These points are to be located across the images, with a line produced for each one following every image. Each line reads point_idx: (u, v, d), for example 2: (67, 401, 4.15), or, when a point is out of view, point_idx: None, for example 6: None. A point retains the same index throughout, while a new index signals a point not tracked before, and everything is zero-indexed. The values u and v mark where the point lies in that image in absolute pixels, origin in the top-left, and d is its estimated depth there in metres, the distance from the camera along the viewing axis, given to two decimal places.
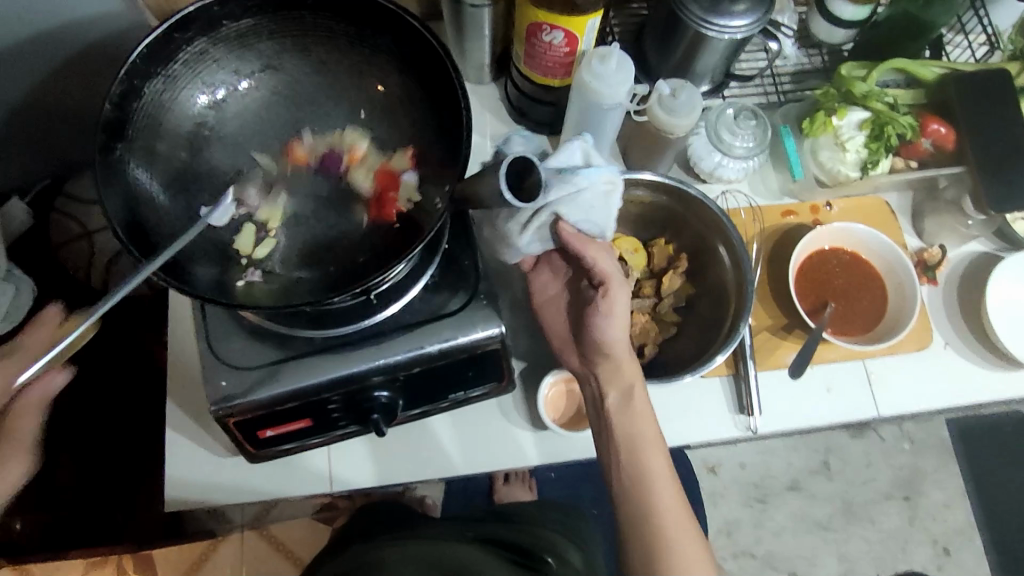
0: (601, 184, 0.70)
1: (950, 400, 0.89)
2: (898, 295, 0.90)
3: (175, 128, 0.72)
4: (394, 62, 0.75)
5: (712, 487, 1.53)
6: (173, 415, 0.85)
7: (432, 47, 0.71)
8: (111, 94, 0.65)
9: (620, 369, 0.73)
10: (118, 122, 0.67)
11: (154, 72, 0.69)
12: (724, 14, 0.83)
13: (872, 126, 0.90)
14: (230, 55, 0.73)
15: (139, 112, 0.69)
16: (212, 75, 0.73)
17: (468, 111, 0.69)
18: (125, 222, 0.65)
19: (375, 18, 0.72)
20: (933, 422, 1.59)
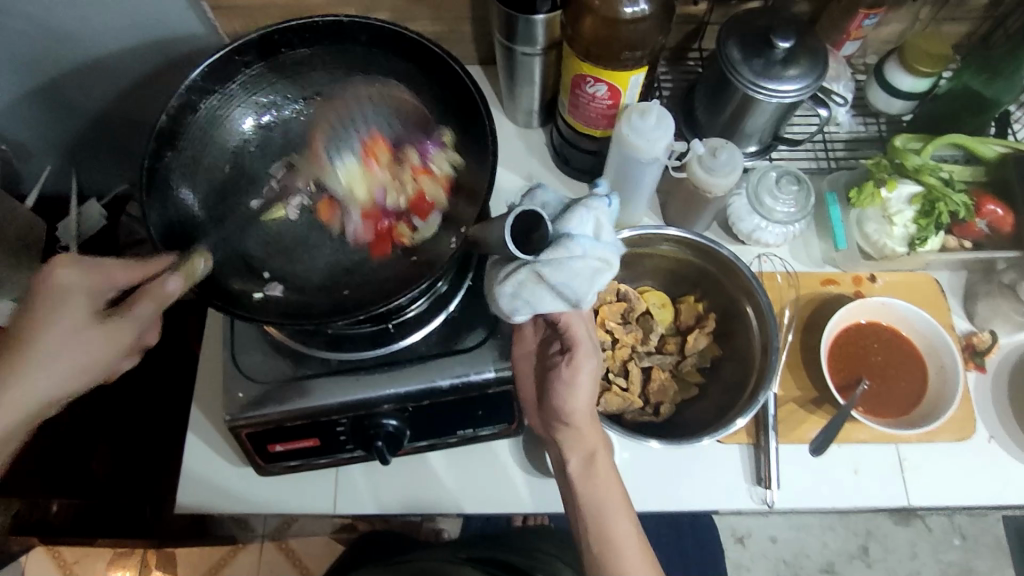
0: (592, 259, 0.63)
1: (991, 498, 0.83)
2: (939, 379, 0.85)
3: (222, 143, 0.78)
4: (433, 91, 0.81)
5: (738, 559, 1.46)
6: (197, 420, 0.88)
7: (465, 85, 0.77)
8: (169, 106, 0.73)
9: (584, 436, 0.72)
10: (170, 131, 0.74)
11: (211, 90, 0.76)
12: (774, 78, 0.83)
13: (923, 201, 0.87)
14: (284, 82, 0.80)
15: (192, 125, 0.76)
16: (264, 97, 0.80)
17: (494, 157, 0.73)
18: (162, 227, 0.71)
19: (422, 57, 0.79)
20: (989, 519, 1.47)
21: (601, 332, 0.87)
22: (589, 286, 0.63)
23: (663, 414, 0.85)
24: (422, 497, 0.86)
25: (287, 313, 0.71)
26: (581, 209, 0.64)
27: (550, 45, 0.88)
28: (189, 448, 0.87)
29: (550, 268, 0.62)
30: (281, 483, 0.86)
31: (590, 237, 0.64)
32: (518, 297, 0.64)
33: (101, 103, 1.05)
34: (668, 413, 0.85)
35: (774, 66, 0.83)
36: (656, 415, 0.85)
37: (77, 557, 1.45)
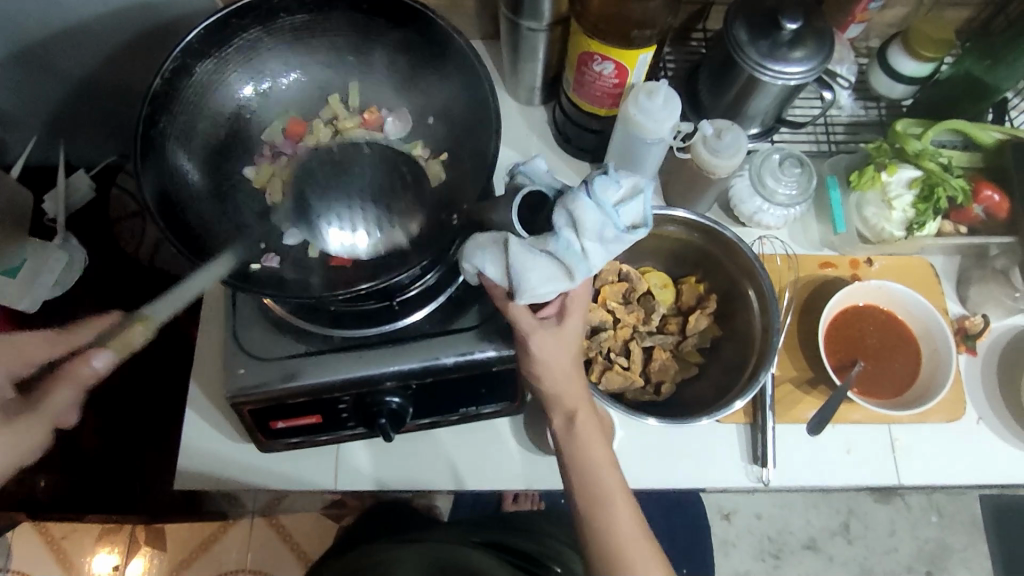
0: (549, 258, 0.63)
1: (978, 478, 0.85)
2: (932, 362, 0.87)
3: (219, 109, 0.78)
4: (429, 65, 0.81)
5: (724, 535, 1.48)
6: (195, 397, 0.87)
7: (465, 58, 0.77)
8: (165, 68, 0.70)
9: (564, 390, 0.68)
10: (164, 95, 0.71)
11: (207, 54, 0.74)
12: (780, 60, 0.83)
13: (922, 186, 0.88)
14: (281, 48, 0.80)
15: (185, 89, 0.74)
16: (259, 66, 0.80)
17: (497, 125, 0.73)
18: (157, 196, 0.68)
19: (421, 27, 0.78)
20: (966, 497, 1.52)
21: (603, 311, 0.87)
22: (538, 283, 0.63)
23: (664, 393, 0.86)
24: (422, 474, 0.86)
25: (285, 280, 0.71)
26: (563, 205, 0.63)
27: (556, 21, 0.87)
28: (187, 425, 0.86)
29: (509, 249, 0.63)
30: (281, 460, 0.86)
31: (568, 237, 0.62)
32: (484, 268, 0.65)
33: (90, 71, 1.02)
34: (668, 392, 0.86)
35: (780, 47, 0.82)
36: (656, 394, 0.86)
37: (64, 533, 1.44)
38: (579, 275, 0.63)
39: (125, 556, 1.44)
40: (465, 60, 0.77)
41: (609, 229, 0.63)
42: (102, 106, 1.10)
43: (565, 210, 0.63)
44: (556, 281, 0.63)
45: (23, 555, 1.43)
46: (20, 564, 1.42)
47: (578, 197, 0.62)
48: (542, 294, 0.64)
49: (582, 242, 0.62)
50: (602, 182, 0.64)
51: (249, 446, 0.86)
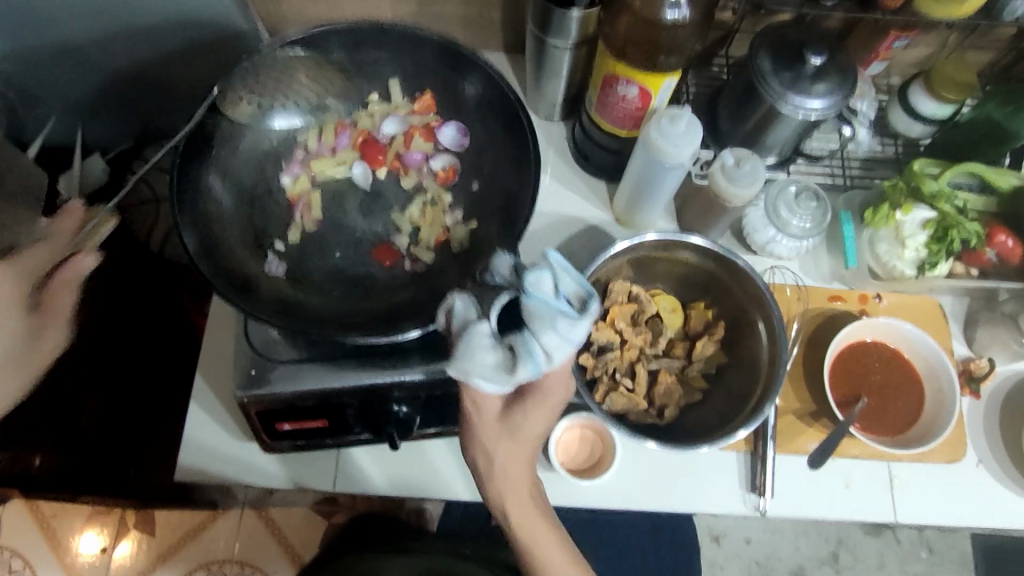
0: (500, 349, 0.60)
1: (974, 520, 0.86)
2: (935, 402, 0.87)
3: (264, 127, 0.81)
4: (479, 109, 0.85)
5: (712, 557, 1.48)
6: (200, 390, 0.88)
7: (511, 101, 0.81)
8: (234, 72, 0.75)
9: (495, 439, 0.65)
10: (227, 93, 0.76)
11: (281, 66, 0.79)
12: (802, 93, 0.83)
13: (936, 227, 0.89)
14: (334, 83, 0.84)
15: (245, 96, 0.77)
16: (321, 91, 0.83)
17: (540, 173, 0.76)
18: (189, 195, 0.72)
19: (468, 70, 0.83)
20: (958, 535, 1.52)
21: (611, 331, 0.88)
22: (483, 371, 0.58)
23: (666, 417, 0.86)
24: (420, 482, 0.86)
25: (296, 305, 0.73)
26: (531, 309, 0.60)
27: (583, 40, 0.87)
28: (190, 417, 0.86)
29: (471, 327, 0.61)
30: (282, 459, 0.86)
31: (532, 357, 0.59)
32: (450, 321, 0.63)
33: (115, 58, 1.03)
34: (671, 416, 0.86)
35: (803, 80, 0.83)
36: (658, 417, 0.87)
37: (54, 512, 1.44)
38: (525, 371, 0.59)
39: (113, 538, 1.44)
40: (512, 103, 0.80)
41: (561, 320, 0.59)
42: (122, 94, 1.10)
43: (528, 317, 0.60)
44: (501, 374, 0.59)
45: (12, 531, 1.43)
46: (8, 540, 1.42)
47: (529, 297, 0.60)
48: (483, 385, 0.59)
49: (543, 347, 0.59)
50: (542, 276, 0.61)
51: (250, 442, 0.87)
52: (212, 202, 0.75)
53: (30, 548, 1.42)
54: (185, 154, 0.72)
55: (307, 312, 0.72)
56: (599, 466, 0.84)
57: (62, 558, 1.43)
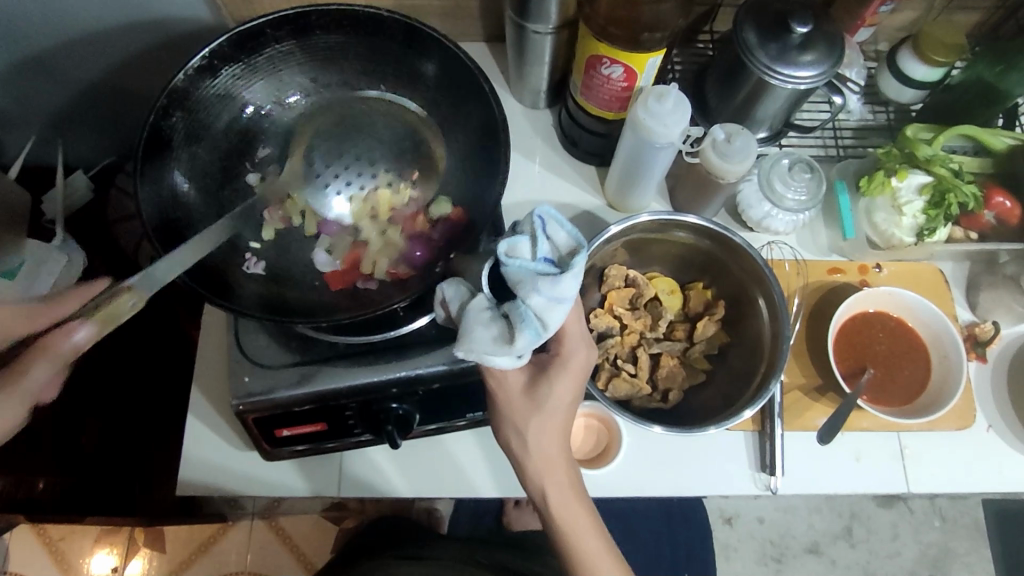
0: (499, 321, 0.61)
1: (988, 486, 0.85)
2: (943, 369, 0.86)
3: (222, 122, 0.79)
4: (448, 87, 0.82)
5: (726, 539, 1.48)
6: (197, 404, 0.86)
7: (473, 73, 0.77)
8: (189, 66, 0.72)
9: (525, 418, 0.64)
10: (183, 90, 0.73)
11: (237, 58, 0.76)
12: (789, 64, 0.81)
13: (933, 192, 0.87)
14: (293, 69, 0.82)
15: (202, 93, 0.75)
16: (275, 83, 0.81)
17: (506, 145, 0.73)
18: (152, 203, 0.70)
19: (424, 45, 0.79)
20: (970, 501, 1.51)
21: (610, 317, 0.87)
22: (482, 344, 0.60)
23: (671, 401, 0.85)
24: (427, 481, 0.85)
25: (271, 300, 0.72)
26: (511, 270, 0.61)
27: (564, 23, 0.86)
28: (188, 431, 0.85)
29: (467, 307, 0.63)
30: (284, 467, 0.85)
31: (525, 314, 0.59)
32: (450, 311, 0.67)
33: (91, 72, 1.01)
34: (676, 400, 0.85)
35: (790, 51, 0.81)
36: (664, 402, 0.85)
37: (62, 535, 1.43)
38: (524, 338, 0.59)
39: (124, 557, 1.43)
40: (476, 75, 0.77)
41: (544, 281, 0.59)
42: (100, 108, 1.09)
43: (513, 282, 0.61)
44: (502, 345, 0.59)
45: (19, 558, 1.41)
46: (18, 566, 1.41)
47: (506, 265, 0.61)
48: (489, 359, 0.59)
49: (533, 308, 0.59)
50: (519, 242, 0.62)
51: (251, 453, 0.85)
52: (180, 206, 0.74)
53: (40, 573, 1.41)
54: (147, 158, 0.71)
55: (283, 308, 0.72)
56: (605, 455, 0.83)
57: None
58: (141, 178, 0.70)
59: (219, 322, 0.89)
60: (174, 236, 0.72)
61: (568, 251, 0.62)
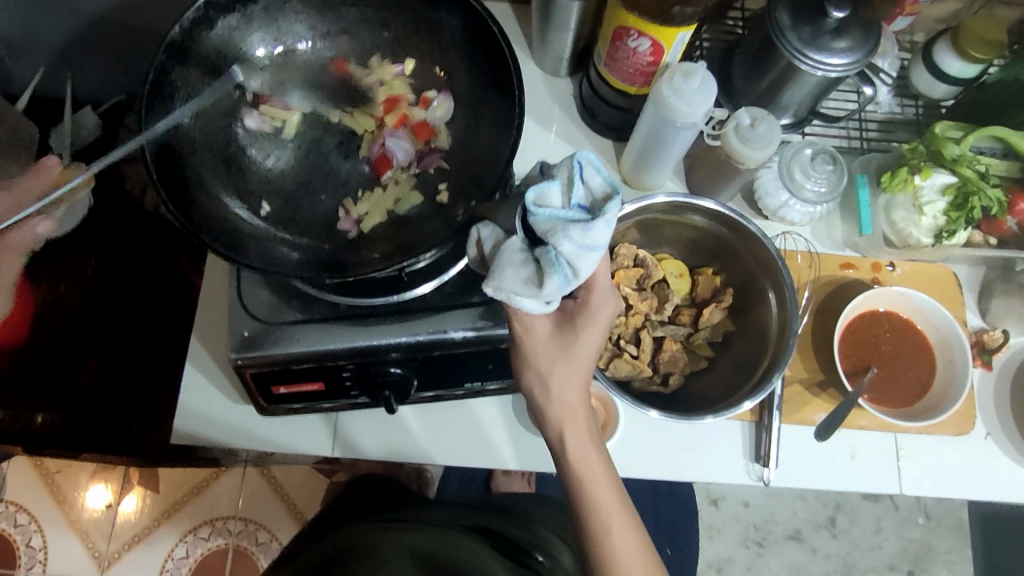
0: (529, 264, 0.60)
1: (980, 493, 0.85)
2: (947, 374, 0.85)
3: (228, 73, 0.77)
4: (461, 43, 0.80)
5: (711, 520, 1.49)
6: (196, 353, 0.86)
7: (485, 24, 0.76)
8: (186, 18, 0.70)
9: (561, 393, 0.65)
10: (182, 43, 0.71)
11: (232, 10, 0.75)
12: (822, 49, 0.79)
13: (956, 194, 0.85)
14: (294, 17, 0.80)
15: (203, 42, 0.73)
16: (276, 32, 0.79)
17: (523, 101, 0.70)
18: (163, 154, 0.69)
19: None
20: (955, 502, 1.52)
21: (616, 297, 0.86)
22: (512, 287, 0.59)
23: (671, 385, 0.85)
24: (419, 445, 0.86)
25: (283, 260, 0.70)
26: (539, 214, 0.59)
27: None
28: (185, 380, 0.85)
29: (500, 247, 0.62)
30: (280, 422, 0.85)
31: (554, 258, 0.58)
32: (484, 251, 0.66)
33: (105, 6, 0.99)
34: (675, 384, 0.85)
35: (824, 36, 0.78)
36: (663, 385, 0.85)
37: (58, 468, 1.45)
38: (552, 282, 0.58)
39: (117, 493, 1.45)
40: (491, 31, 0.75)
41: (573, 228, 0.57)
42: (112, 43, 1.06)
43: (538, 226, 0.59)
44: (532, 289, 0.59)
45: (16, 486, 1.44)
46: (14, 494, 1.43)
47: (539, 205, 0.59)
48: (518, 301, 0.59)
49: (561, 252, 0.57)
50: (550, 187, 0.60)
51: (247, 406, 0.86)
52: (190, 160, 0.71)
53: (35, 503, 1.43)
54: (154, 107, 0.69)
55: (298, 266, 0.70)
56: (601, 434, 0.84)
57: (66, 514, 1.43)
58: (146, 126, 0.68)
59: (219, 274, 0.88)
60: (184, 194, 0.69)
61: (602, 197, 0.60)
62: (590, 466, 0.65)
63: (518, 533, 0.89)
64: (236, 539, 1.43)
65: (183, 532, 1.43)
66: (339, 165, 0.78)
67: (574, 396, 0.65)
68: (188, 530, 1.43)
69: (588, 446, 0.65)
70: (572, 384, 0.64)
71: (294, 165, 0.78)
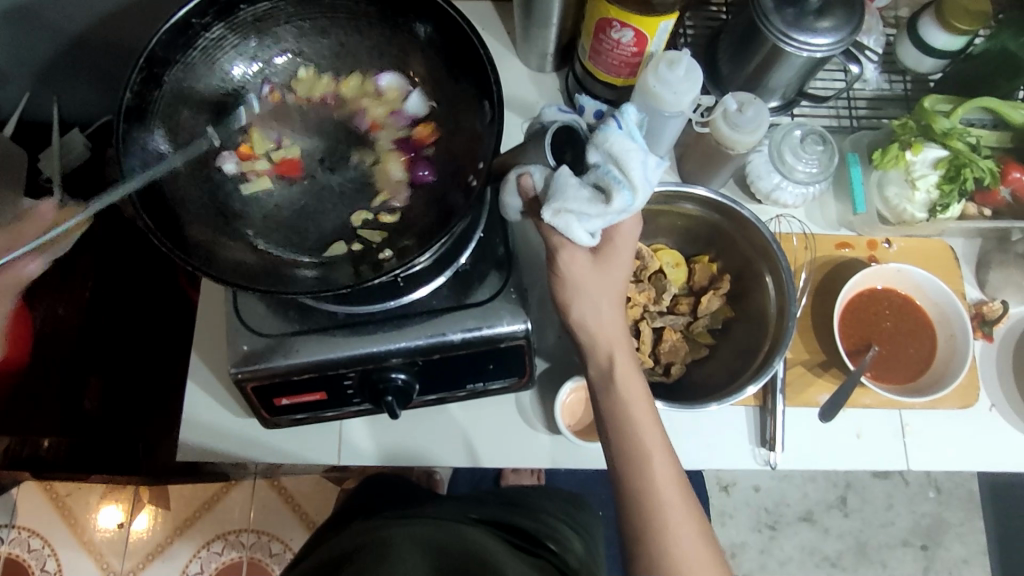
0: (588, 186, 0.61)
1: (987, 464, 0.84)
2: (948, 348, 0.85)
3: (196, 114, 0.72)
4: (429, 49, 0.76)
5: (722, 506, 1.49)
6: (198, 369, 0.86)
7: (464, 31, 0.71)
8: (132, 80, 0.66)
9: (597, 353, 0.67)
10: (138, 107, 0.68)
11: (173, 60, 0.70)
12: (806, 30, 0.78)
13: (949, 167, 0.85)
14: (249, 39, 0.74)
15: (161, 100, 0.69)
16: (252, 51, 0.74)
17: (498, 86, 0.68)
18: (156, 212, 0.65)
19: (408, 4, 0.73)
20: (964, 475, 1.52)
21: None
22: (577, 206, 0.59)
23: (673, 375, 0.85)
24: (426, 448, 0.86)
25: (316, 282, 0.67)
26: (618, 130, 0.60)
27: None
28: (188, 396, 0.85)
29: (556, 174, 0.62)
30: (285, 434, 0.86)
31: (620, 179, 0.59)
32: (528, 190, 0.64)
33: (88, 28, 0.99)
34: (678, 374, 0.85)
35: (807, 16, 0.78)
36: (665, 375, 0.85)
37: (69, 490, 1.45)
38: (621, 196, 0.59)
39: (130, 513, 1.45)
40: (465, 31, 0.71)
41: (648, 157, 0.60)
42: (96, 65, 1.05)
43: (604, 149, 0.60)
44: (597, 208, 0.60)
45: (27, 511, 1.44)
46: (27, 519, 1.43)
47: (608, 128, 0.61)
48: (572, 219, 0.60)
49: (628, 176, 0.59)
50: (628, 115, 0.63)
51: (251, 418, 0.85)
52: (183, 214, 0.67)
53: (48, 527, 1.43)
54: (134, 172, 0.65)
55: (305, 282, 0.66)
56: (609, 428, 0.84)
57: (79, 536, 1.43)
58: (125, 161, 0.65)
59: (218, 288, 0.89)
60: (172, 229, 0.66)
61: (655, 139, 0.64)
62: (634, 412, 0.66)
63: (529, 521, 0.86)
64: (250, 551, 1.43)
65: (196, 548, 1.43)
66: (326, 180, 0.75)
67: (603, 358, 0.68)
68: (201, 545, 1.43)
69: (638, 398, 0.66)
70: (605, 344, 0.67)
71: (274, 176, 0.74)
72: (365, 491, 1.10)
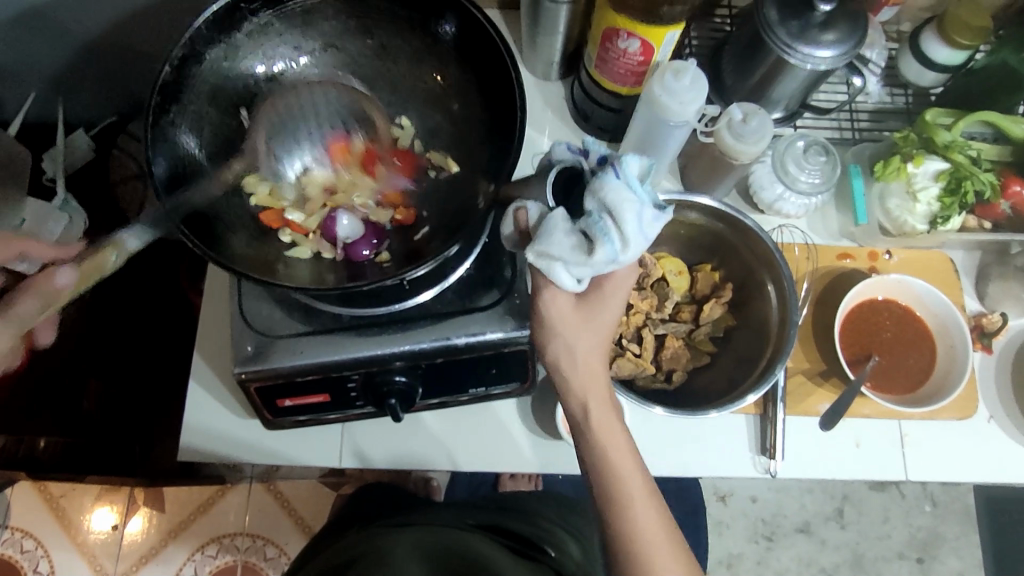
0: (576, 233, 0.60)
1: (986, 475, 0.85)
2: (947, 358, 0.86)
3: (231, 97, 0.73)
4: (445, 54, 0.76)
5: (719, 516, 1.49)
6: (199, 370, 0.86)
7: (491, 38, 0.72)
8: (173, 55, 0.67)
9: None
10: (174, 84, 0.69)
11: (217, 40, 0.71)
12: (811, 43, 0.79)
13: (949, 179, 0.86)
14: (293, 29, 0.75)
15: (197, 78, 0.71)
16: (291, 44, 0.75)
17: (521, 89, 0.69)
18: (170, 185, 0.66)
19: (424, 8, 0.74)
20: (960, 488, 1.52)
21: None
22: (560, 253, 0.59)
23: (675, 381, 0.85)
24: (426, 452, 0.86)
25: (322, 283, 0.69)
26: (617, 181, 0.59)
27: None
28: (189, 397, 0.85)
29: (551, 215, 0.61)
30: (286, 436, 0.85)
31: (609, 233, 0.58)
32: (522, 225, 0.64)
33: (96, 29, 0.99)
34: (679, 381, 0.85)
35: (812, 29, 0.79)
36: (667, 382, 0.85)
37: (63, 492, 1.44)
38: (604, 250, 0.58)
39: (124, 515, 1.44)
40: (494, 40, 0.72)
41: (643, 212, 0.59)
42: (102, 66, 1.06)
43: (600, 198, 0.60)
44: (581, 257, 0.59)
45: (20, 513, 1.43)
46: (20, 520, 1.42)
47: (606, 177, 0.60)
48: (555, 265, 0.60)
49: (617, 232, 0.58)
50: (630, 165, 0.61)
51: (252, 420, 0.85)
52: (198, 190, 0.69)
53: (41, 529, 1.43)
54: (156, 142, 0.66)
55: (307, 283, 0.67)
56: None
57: (72, 538, 1.43)
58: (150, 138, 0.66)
59: (221, 290, 0.89)
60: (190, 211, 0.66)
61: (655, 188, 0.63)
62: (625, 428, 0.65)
63: (527, 527, 0.87)
64: (244, 555, 1.42)
65: (191, 551, 1.42)
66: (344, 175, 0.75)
67: None
68: (196, 548, 1.42)
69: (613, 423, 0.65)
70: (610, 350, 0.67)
71: None
72: (362, 496, 1.10)
